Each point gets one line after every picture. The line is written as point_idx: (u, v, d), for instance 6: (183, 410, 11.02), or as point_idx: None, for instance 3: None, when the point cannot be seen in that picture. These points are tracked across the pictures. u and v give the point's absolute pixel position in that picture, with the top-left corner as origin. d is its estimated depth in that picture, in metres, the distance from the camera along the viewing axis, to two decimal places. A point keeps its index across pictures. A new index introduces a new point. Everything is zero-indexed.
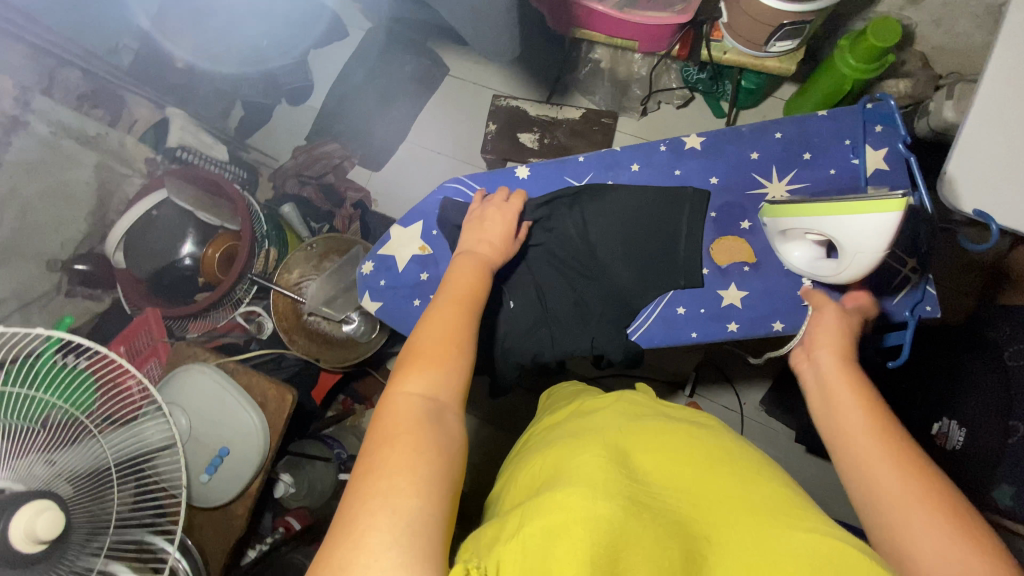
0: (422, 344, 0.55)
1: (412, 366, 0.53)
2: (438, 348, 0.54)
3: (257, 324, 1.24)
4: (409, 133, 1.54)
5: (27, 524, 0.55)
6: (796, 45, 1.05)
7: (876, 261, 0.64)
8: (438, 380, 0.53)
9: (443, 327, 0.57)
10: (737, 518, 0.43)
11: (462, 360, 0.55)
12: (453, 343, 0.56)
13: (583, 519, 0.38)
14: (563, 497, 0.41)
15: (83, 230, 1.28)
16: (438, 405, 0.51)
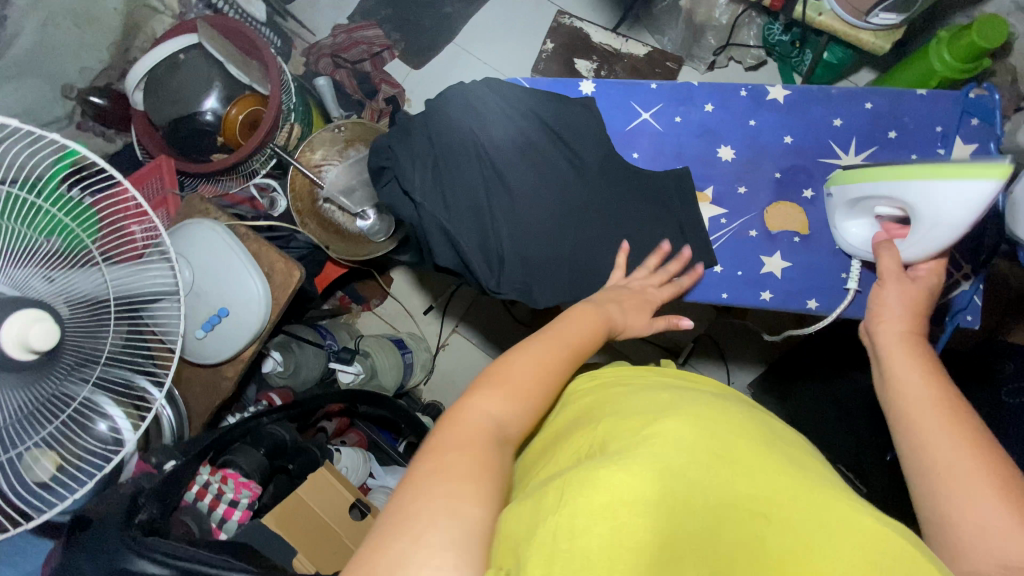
0: (519, 372, 0.51)
1: (483, 387, 0.49)
2: (533, 382, 0.51)
3: (270, 201, 1.18)
4: (458, 34, 1.40)
5: (19, 331, 0.53)
6: (900, 21, 0.98)
7: (954, 238, 0.62)
8: (507, 408, 0.48)
9: (541, 365, 0.52)
10: (786, 487, 0.40)
11: (530, 397, 0.50)
12: (541, 386, 0.51)
13: (615, 505, 0.38)
14: (593, 481, 0.39)
15: (104, 60, 1.22)
16: (503, 435, 0.47)
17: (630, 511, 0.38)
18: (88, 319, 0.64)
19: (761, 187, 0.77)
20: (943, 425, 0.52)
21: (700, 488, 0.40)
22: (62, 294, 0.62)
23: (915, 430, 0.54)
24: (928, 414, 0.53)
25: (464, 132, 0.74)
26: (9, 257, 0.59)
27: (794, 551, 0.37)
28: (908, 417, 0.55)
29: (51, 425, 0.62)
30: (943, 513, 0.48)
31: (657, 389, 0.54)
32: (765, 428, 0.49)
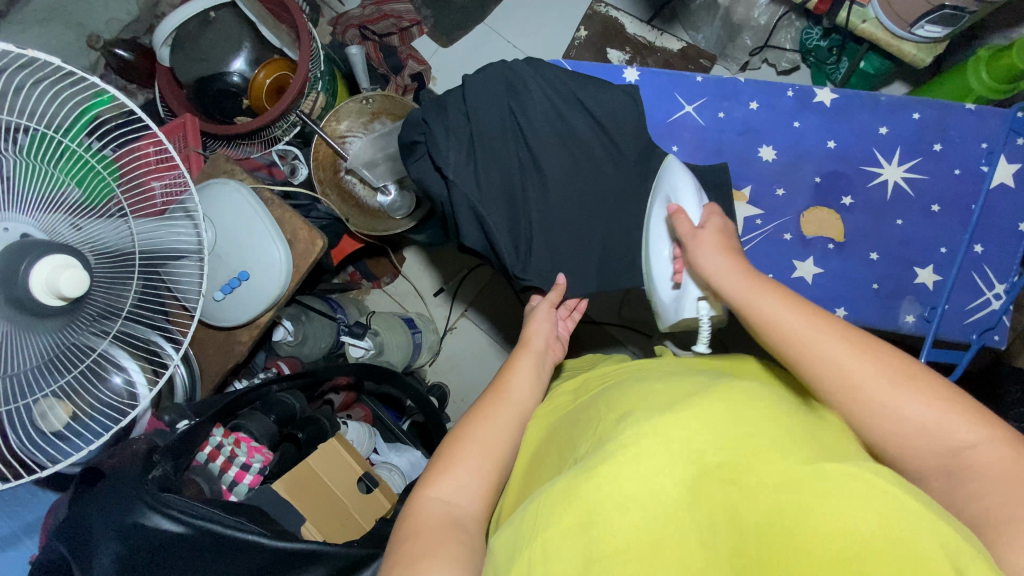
0: (472, 435, 0.54)
1: (445, 464, 0.52)
2: (491, 445, 0.53)
3: (291, 168, 1.15)
4: (491, 14, 1.38)
5: (48, 277, 0.52)
6: (945, 34, 0.97)
7: None
8: (463, 482, 0.50)
9: (496, 431, 0.54)
10: (772, 454, 0.38)
11: (481, 460, 0.52)
12: (497, 450, 0.53)
13: (608, 514, 0.37)
14: (570, 487, 0.39)
15: (133, 14, 1.20)
16: (462, 512, 0.49)
17: (614, 511, 0.37)
18: (112, 272, 0.62)
19: (800, 191, 0.77)
20: (842, 348, 0.49)
21: (676, 459, 0.38)
22: (88, 242, 0.60)
23: (815, 365, 0.49)
24: (815, 338, 0.50)
25: (501, 110, 0.73)
26: (38, 201, 0.58)
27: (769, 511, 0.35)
28: (804, 346, 0.50)
29: (69, 375, 0.61)
30: (883, 430, 0.46)
31: (661, 378, 0.52)
32: (761, 397, 0.45)
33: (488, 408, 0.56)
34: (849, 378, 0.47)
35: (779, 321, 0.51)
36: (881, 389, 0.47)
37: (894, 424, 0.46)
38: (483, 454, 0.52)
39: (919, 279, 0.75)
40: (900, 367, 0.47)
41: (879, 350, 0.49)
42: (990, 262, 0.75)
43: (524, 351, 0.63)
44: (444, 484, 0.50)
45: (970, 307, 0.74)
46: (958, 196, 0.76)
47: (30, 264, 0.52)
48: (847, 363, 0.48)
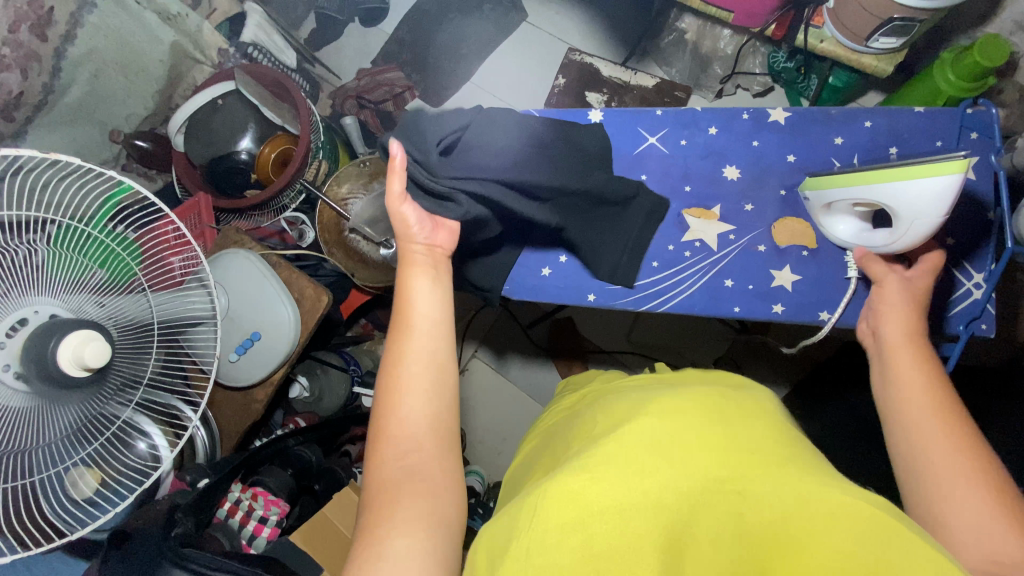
0: (398, 368, 0.55)
1: (388, 408, 0.54)
2: (419, 368, 0.55)
3: (298, 232, 1.26)
4: (476, 73, 1.48)
5: (75, 350, 0.57)
6: (900, 45, 1.01)
7: (931, 228, 0.64)
8: (407, 420, 0.53)
9: (417, 351, 0.56)
10: (769, 470, 0.41)
11: (416, 390, 0.54)
12: (428, 372, 0.56)
13: (608, 516, 0.39)
14: (571, 485, 0.41)
15: (149, 107, 1.31)
16: (417, 451, 0.52)
17: (616, 512, 0.39)
18: (133, 343, 0.68)
19: (768, 204, 0.80)
20: (940, 434, 0.52)
21: (682, 475, 0.41)
22: (112, 317, 0.66)
23: (908, 426, 0.54)
24: (914, 402, 0.56)
25: (440, 140, 0.65)
26: (64, 282, 0.63)
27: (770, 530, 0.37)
28: (904, 404, 0.56)
29: (95, 443, 0.65)
30: (929, 502, 0.49)
31: (657, 388, 0.54)
32: (748, 410, 0.48)
33: (403, 331, 0.58)
34: (923, 446, 0.52)
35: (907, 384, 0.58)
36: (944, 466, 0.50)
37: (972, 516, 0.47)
38: (420, 384, 0.55)
39: None
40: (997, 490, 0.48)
41: (970, 450, 0.51)
42: (965, 253, 0.76)
43: (417, 267, 0.63)
44: (394, 420, 0.53)
45: (952, 298, 0.76)
46: None
47: (60, 339, 0.57)
48: (926, 437, 0.53)
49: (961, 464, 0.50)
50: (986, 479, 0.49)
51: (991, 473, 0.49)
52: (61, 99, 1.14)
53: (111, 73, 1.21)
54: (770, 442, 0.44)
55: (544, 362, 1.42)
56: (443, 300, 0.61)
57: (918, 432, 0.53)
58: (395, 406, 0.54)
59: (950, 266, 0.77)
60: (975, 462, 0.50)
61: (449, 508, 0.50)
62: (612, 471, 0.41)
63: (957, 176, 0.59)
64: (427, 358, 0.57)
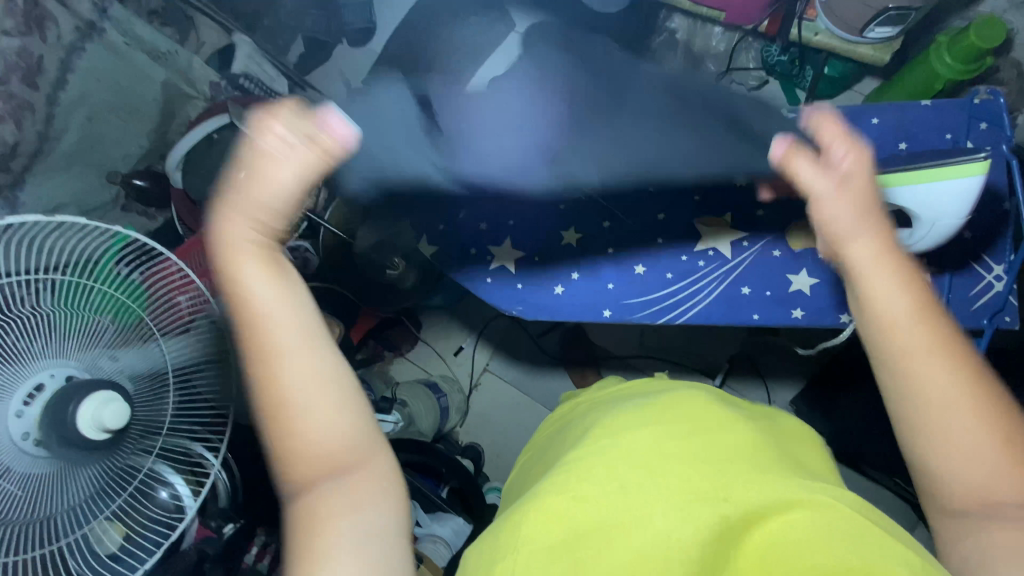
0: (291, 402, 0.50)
1: (289, 446, 0.50)
2: (308, 404, 0.50)
3: (303, 259, 1.23)
4: None
5: (96, 414, 0.57)
6: (897, 32, 1.01)
7: (954, 228, 0.66)
8: (303, 466, 0.49)
9: (311, 394, 0.50)
10: (732, 474, 0.47)
11: (321, 433, 0.50)
12: (328, 409, 0.50)
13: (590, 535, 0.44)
14: (553, 508, 0.46)
15: (144, 146, 1.29)
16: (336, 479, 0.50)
17: (603, 534, 0.43)
18: (149, 394, 0.68)
19: (778, 208, 0.82)
20: (928, 364, 0.51)
21: (646, 497, 0.46)
22: (126, 371, 0.66)
23: (877, 302, 0.54)
24: (907, 297, 0.53)
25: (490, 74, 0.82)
26: (79, 341, 0.62)
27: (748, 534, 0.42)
28: (908, 386, 0.52)
29: (120, 497, 0.66)
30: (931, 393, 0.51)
31: (638, 398, 0.60)
32: (729, 420, 0.54)
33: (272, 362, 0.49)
34: (917, 363, 0.52)
35: (870, 294, 0.54)
36: (916, 340, 0.52)
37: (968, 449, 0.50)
38: (308, 413, 0.50)
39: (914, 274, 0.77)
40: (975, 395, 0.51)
41: (958, 368, 0.52)
42: (983, 246, 0.76)
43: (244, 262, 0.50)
44: (300, 447, 0.49)
45: (973, 293, 0.76)
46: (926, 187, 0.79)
47: (78, 403, 0.57)
48: (898, 316, 0.53)
49: (944, 349, 0.52)
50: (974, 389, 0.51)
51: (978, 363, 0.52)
52: None
53: (104, 115, 1.21)
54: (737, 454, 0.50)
55: (557, 372, 1.41)
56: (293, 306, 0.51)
57: (878, 290, 0.54)
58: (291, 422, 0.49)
59: (970, 257, 0.77)
60: (957, 346, 0.53)
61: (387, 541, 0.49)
62: (602, 494, 0.46)
63: (981, 177, 0.63)
64: (305, 392, 0.49)
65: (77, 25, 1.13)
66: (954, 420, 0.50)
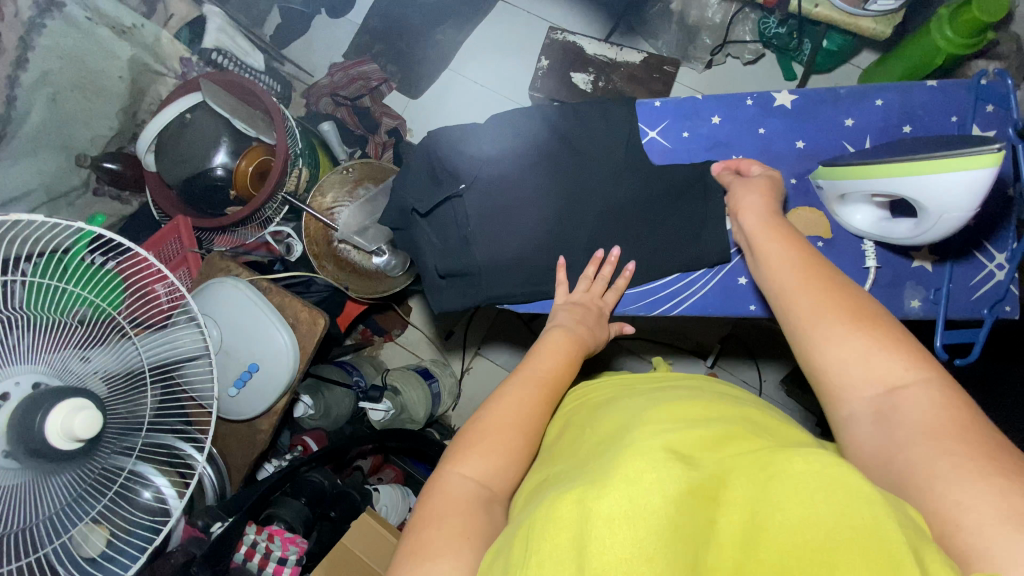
0: (505, 404, 0.57)
1: (467, 446, 0.54)
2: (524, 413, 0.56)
3: (285, 246, 1.19)
4: (453, 59, 1.45)
5: (65, 420, 0.54)
6: (899, 5, 0.97)
7: (959, 225, 0.63)
8: (498, 469, 0.52)
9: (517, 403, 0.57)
10: (743, 462, 0.40)
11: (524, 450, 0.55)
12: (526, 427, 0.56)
13: (608, 519, 0.35)
14: (568, 503, 0.38)
15: (113, 127, 1.22)
16: (488, 495, 0.51)
17: (618, 519, 0.35)
18: (124, 393, 0.65)
19: None
20: (791, 267, 0.59)
21: (669, 477, 0.38)
22: (99, 372, 0.63)
23: (766, 259, 0.62)
24: (784, 266, 0.60)
25: None
26: (46, 344, 0.59)
27: (764, 515, 0.35)
28: (781, 297, 0.58)
29: (103, 499, 0.63)
30: (802, 313, 0.55)
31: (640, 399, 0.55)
32: (754, 420, 0.48)
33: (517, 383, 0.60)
34: (780, 281, 0.59)
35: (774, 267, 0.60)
36: (794, 281, 0.57)
37: (851, 365, 0.50)
38: (514, 434, 0.55)
39: (916, 263, 0.77)
40: (856, 309, 0.52)
41: (831, 283, 0.55)
42: (985, 234, 0.75)
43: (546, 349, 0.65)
44: (470, 456, 0.53)
45: (974, 282, 0.76)
46: None
47: (47, 411, 0.54)
48: (784, 274, 0.59)
49: (811, 275, 0.57)
50: (858, 305, 0.53)
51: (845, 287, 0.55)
52: (20, 129, 1.07)
53: (68, 94, 1.13)
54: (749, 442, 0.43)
55: None
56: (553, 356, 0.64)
57: (767, 260, 0.62)
58: (496, 424, 0.55)
59: (971, 244, 0.76)
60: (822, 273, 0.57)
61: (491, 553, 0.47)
62: (618, 477, 0.38)
63: (991, 169, 0.58)
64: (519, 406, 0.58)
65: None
66: (820, 321, 0.53)
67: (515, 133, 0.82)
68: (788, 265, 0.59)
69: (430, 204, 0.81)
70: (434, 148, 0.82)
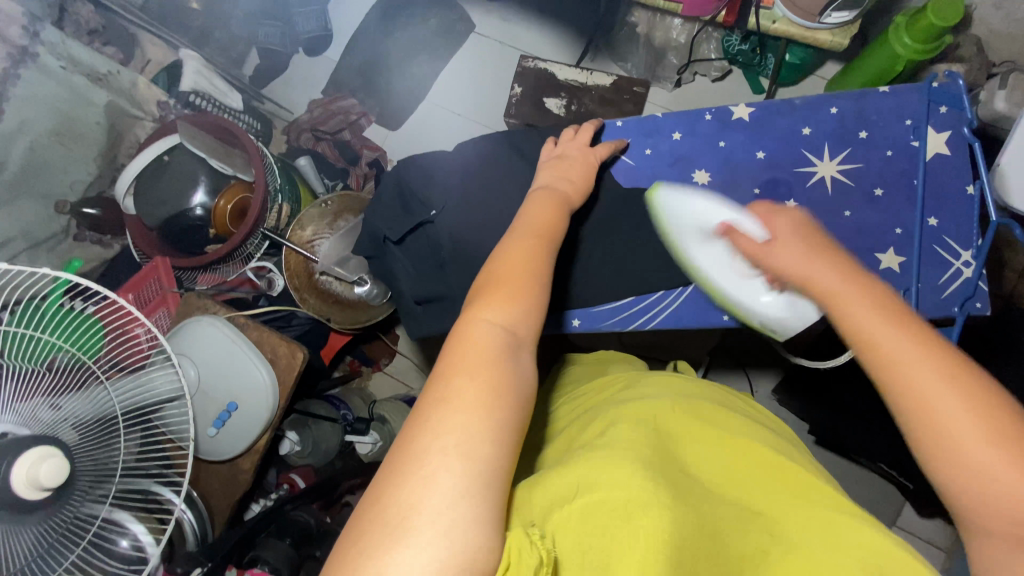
0: (507, 262, 0.52)
1: (487, 296, 0.49)
2: (529, 268, 0.52)
3: (269, 282, 1.22)
4: (429, 91, 1.47)
5: (30, 470, 0.53)
6: (854, 16, 1.01)
7: None
8: (514, 317, 0.48)
9: (528, 257, 0.53)
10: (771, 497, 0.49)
11: (538, 301, 0.51)
12: (534, 277, 0.52)
13: (636, 501, 0.43)
14: (620, 481, 0.44)
15: (92, 171, 1.23)
16: (515, 341, 0.47)
17: (639, 499, 0.43)
18: (97, 439, 0.64)
19: (743, 205, 0.81)
20: (896, 330, 0.47)
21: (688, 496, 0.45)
22: (69, 418, 0.62)
23: (858, 318, 0.48)
24: (878, 328, 0.47)
25: None
26: (16, 390, 0.58)
27: (808, 547, 0.43)
28: (887, 371, 0.46)
29: (76, 551, 0.61)
30: (916, 408, 0.45)
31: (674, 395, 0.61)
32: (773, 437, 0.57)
33: (526, 241, 0.55)
34: (885, 347, 0.46)
35: (870, 331, 0.47)
36: (905, 350, 0.46)
37: (991, 485, 0.42)
38: (527, 291, 0.50)
39: (884, 264, 0.77)
40: (976, 400, 0.43)
41: (946, 361, 0.45)
42: (948, 233, 0.76)
43: (553, 214, 0.60)
44: (486, 308, 0.48)
45: (943, 280, 0.76)
46: (898, 176, 0.78)
47: (12, 460, 0.53)
48: (887, 343, 0.46)
49: (920, 343, 0.46)
50: (983, 400, 0.43)
51: (966, 371, 0.45)
52: None
53: (46, 142, 1.15)
54: (775, 461, 0.53)
55: None
56: (558, 222, 0.59)
57: (862, 319, 0.48)
58: (503, 286, 0.50)
59: (936, 245, 0.77)
60: (935, 349, 0.45)
61: (514, 433, 0.42)
62: (649, 475, 0.45)
63: None
64: (531, 262, 0.53)
65: (8, 52, 1.08)
66: (936, 418, 0.44)
67: (485, 158, 0.83)
68: (895, 333, 0.46)
69: (401, 231, 0.81)
70: (402, 177, 0.84)
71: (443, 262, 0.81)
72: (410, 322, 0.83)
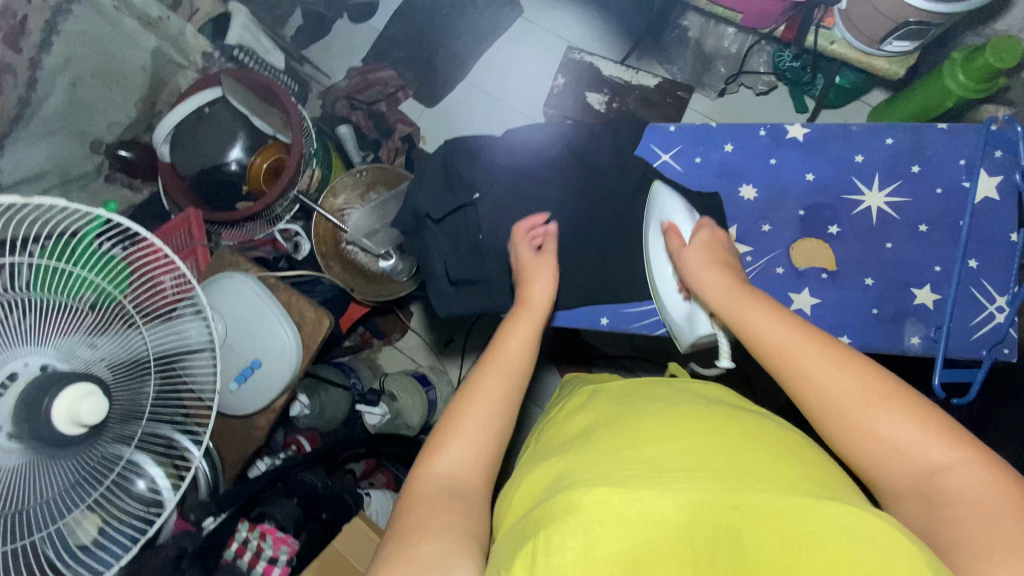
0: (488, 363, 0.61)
1: (465, 400, 0.57)
2: (504, 368, 0.60)
3: (294, 245, 1.21)
4: (471, 72, 1.46)
5: (72, 405, 0.54)
6: (914, 47, 0.99)
7: None
8: (488, 416, 0.56)
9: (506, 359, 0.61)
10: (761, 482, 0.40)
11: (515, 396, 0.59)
12: (511, 376, 0.60)
13: (609, 516, 0.36)
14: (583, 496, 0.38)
15: (131, 115, 1.24)
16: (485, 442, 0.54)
17: (616, 512, 0.37)
18: (128, 382, 0.65)
19: (786, 224, 0.81)
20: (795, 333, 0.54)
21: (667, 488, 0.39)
22: (104, 359, 0.63)
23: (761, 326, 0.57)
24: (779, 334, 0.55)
25: None
26: (57, 325, 0.59)
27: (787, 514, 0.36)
28: (793, 368, 0.53)
29: (99, 488, 0.63)
30: (826, 398, 0.51)
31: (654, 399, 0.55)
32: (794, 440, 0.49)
33: (503, 340, 0.64)
34: (787, 347, 0.54)
35: (770, 335, 0.56)
36: (804, 347, 0.53)
37: (902, 453, 0.47)
38: (503, 390, 0.58)
39: (918, 299, 0.78)
40: (872, 382, 0.50)
41: (851, 358, 0.52)
42: (987, 276, 0.77)
43: (534, 306, 0.69)
44: (462, 412, 0.56)
45: (974, 322, 0.77)
46: (942, 214, 0.79)
47: (54, 394, 0.54)
48: (782, 341, 0.55)
49: (813, 341, 0.53)
50: (881, 382, 0.50)
51: (862, 360, 0.52)
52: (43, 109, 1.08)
53: (89, 81, 1.15)
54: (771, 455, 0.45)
55: (549, 369, 1.40)
56: (534, 318, 0.68)
57: (762, 325, 0.57)
58: (481, 384, 0.58)
59: (971, 287, 0.78)
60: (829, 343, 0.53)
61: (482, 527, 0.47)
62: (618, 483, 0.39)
63: None
64: (512, 364, 0.61)
65: None
66: (838, 402, 0.50)
67: (533, 148, 0.83)
68: (785, 332, 0.55)
69: (443, 211, 0.82)
70: (449, 157, 0.84)
71: (478, 244, 0.82)
72: (442, 300, 0.83)
